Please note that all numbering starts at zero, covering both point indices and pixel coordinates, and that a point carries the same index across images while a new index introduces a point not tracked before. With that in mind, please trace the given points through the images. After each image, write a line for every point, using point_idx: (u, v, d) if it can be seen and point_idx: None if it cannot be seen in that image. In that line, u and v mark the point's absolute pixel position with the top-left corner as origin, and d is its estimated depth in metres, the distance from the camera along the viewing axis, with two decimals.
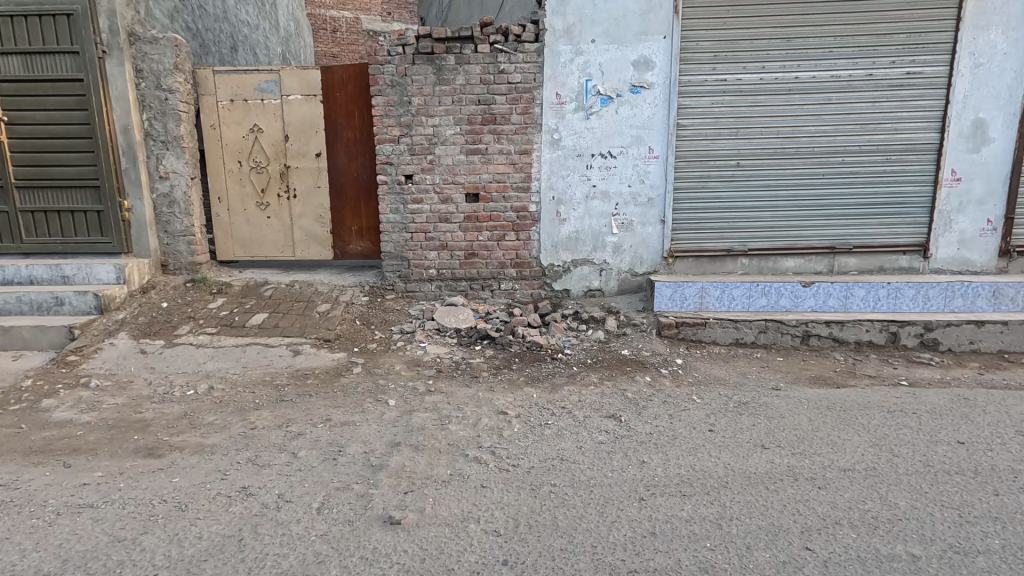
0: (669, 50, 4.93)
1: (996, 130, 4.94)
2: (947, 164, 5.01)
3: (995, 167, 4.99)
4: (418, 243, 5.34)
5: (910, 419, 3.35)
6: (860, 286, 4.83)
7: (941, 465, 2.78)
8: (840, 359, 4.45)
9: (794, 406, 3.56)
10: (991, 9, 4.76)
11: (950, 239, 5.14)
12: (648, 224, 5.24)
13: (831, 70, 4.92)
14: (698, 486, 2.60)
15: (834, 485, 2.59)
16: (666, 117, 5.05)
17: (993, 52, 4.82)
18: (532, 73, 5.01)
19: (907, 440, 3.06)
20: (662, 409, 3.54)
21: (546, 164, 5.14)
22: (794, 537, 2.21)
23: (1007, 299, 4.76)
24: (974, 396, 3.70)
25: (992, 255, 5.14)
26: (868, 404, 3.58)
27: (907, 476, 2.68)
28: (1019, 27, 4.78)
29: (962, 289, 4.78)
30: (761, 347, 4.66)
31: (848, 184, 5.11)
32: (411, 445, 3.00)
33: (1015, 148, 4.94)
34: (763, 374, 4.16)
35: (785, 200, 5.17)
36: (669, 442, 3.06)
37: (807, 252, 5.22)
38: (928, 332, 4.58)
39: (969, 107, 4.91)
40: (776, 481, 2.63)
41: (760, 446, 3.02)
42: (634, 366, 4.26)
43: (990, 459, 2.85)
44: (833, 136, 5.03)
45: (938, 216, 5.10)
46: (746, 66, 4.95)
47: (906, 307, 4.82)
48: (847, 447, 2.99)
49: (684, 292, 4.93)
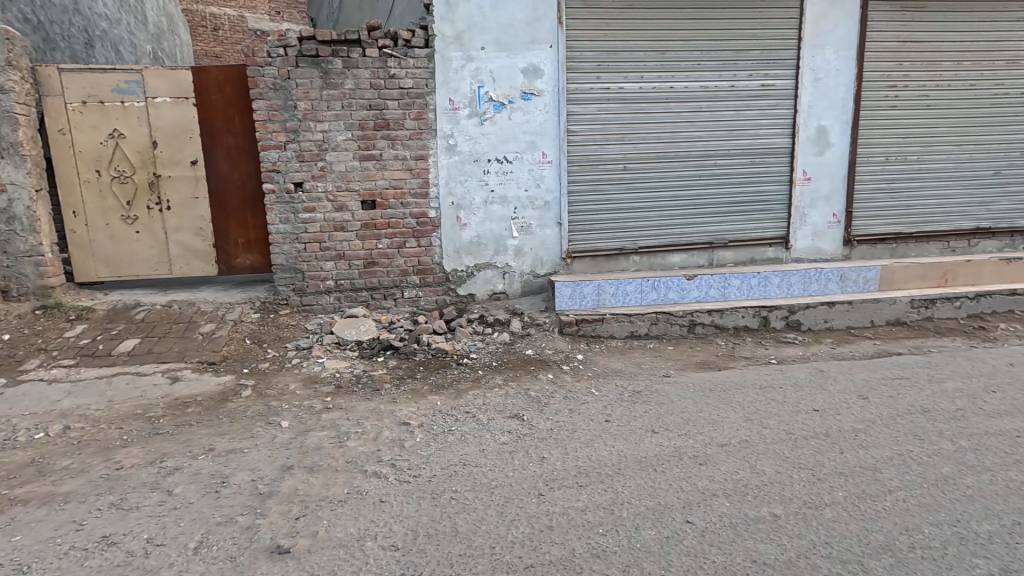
0: (556, 59, 5.14)
1: (835, 136, 5.69)
2: (799, 166, 5.69)
3: (836, 168, 5.75)
4: (312, 254, 5.10)
5: (777, 393, 3.75)
6: (736, 277, 5.34)
7: (800, 432, 3.14)
8: (721, 344, 4.89)
9: (682, 391, 3.85)
10: (825, 31, 5.48)
11: (805, 232, 5.84)
12: (547, 226, 5.40)
13: (700, 82, 5.40)
14: (593, 476, 2.72)
15: (712, 461, 2.83)
16: (556, 123, 5.25)
17: (829, 68, 5.55)
18: (424, 78, 4.99)
19: (774, 413, 3.42)
20: (563, 404, 3.66)
21: (443, 169, 5.13)
22: (677, 513, 2.38)
23: (853, 282, 5.48)
24: (829, 368, 4.23)
25: (838, 244, 5.90)
26: (743, 383, 3.96)
27: (772, 445, 2.99)
28: (847, 47, 5.54)
29: (817, 275, 5.44)
30: (653, 338, 4.99)
31: (720, 184, 5.63)
32: (305, 467, 2.84)
33: (850, 151, 5.72)
34: (655, 363, 4.46)
35: (669, 200, 5.58)
36: (569, 436, 3.18)
37: (689, 248, 5.68)
38: (792, 314, 5.17)
39: (813, 116, 5.62)
40: (663, 463, 2.82)
41: (651, 431, 3.23)
42: (537, 365, 4.37)
43: (839, 422, 3.26)
44: (705, 141, 5.52)
45: (795, 212, 5.77)
46: (627, 75, 5.28)
47: (774, 293, 5.39)
48: (724, 424, 3.28)
49: (583, 291, 5.15)
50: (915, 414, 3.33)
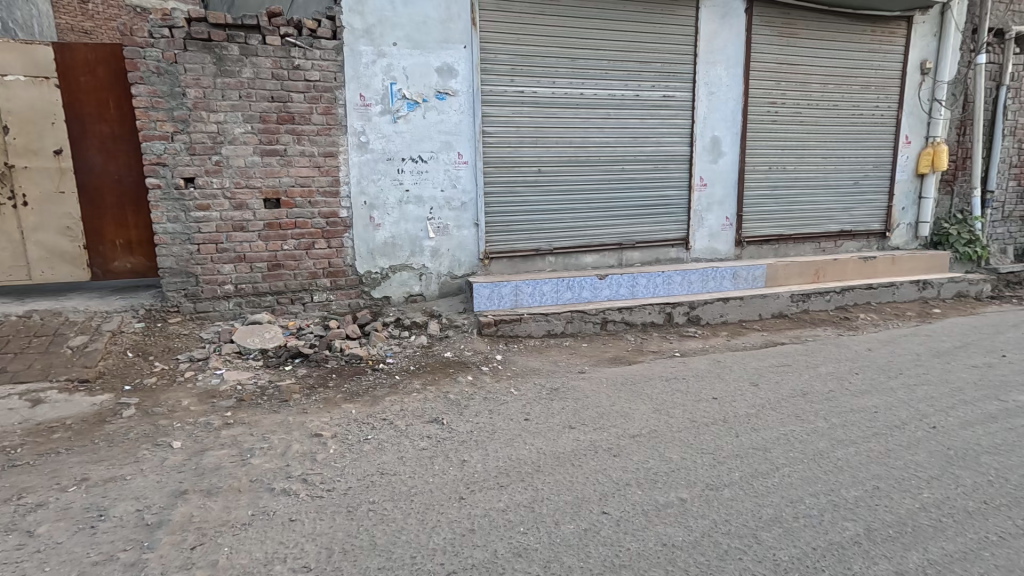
0: (470, 60, 5.14)
1: (727, 146, 6.22)
2: (697, 173, 6.15)
3: (728, 175, 6.29)
4: (207, 256, 4.66)
5: (682, 384, 4.03)
6: (643, 275, 5.65)
7: (701, 419, 3.39)
8: (631, 339, 5.16)
9: (596, 386, 4.01)
10: (716, 49, 5.96)
11: (703, 234, 6.32)
12: (463, 227, 5.38)
13: (608, 90, 5.65)
14: (514, 475, 2.74)
15: (625, 451, 2.97)
16: (471, 124, 5.24)
17: (720, 84, 6.06)
18: (332, 72, 4.75)
19: (679, 402, 3.67)
20: (483, 405, 3.66)
21: (354, 168, 4.92)
22: (594, 505, 2.47)
23: (743, 279, 6.02)
24: (725, 358, 4.62)
25: (731, 245, 6.46)
26: (652, 376, 4.21)
27: (678, 433, 3.20)
28: (735, 65, 6.08)
29: (714, 274, 5.91)
30: (568, 336, 5.16)
31: (628, 188, 5.94)
32: (201, 490, 2.58)
33: (739, 160, 6.29)
34: (571, 360, 4.60)
35: (581, 203, 5.78)
36: (489, 437, 3.18)
37: (601, 249, 5.93)
38: (692, 310, 5.58)
39: (708, 127, 6.10)
40: (580, 457, 2.92)
41: (568, 426, 3.32)
42: (457, 367, 4.33)
43: (735, 407, 3.57)
44: (613, 147, 5.79)
45: (693, 215, 6.23)
46: (539, 80, 5.39)
47: (677, 291, 5.78)
48: (635, 416, 3.46)
49: (501, 291, 5.19)
50: (796, 397, 3.73)
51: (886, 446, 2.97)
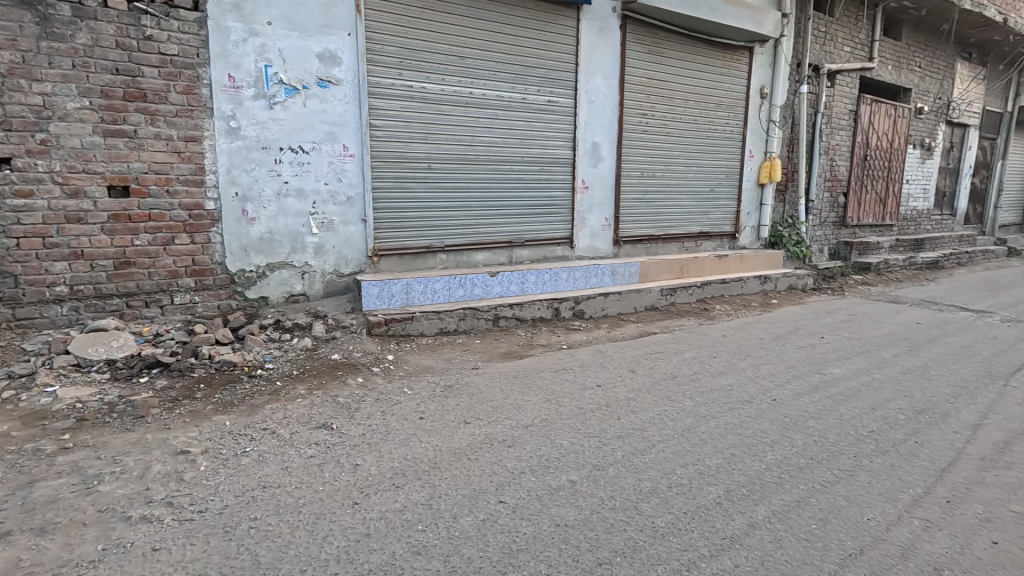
0: (355, 48, 4.92)
1: (605, 152, 6.68)
2: (580, 175, 6.53)
3: (607, 179, 6.76)
4: (31, 252, 3.92)
5: (569, 374, 4.26)
6: (532, 273, 5.87)
7: (587, 405, 3.63)
8: (522, 334, 5.34)
9: (489, 381, 4.08)
10: (595, 60, 6.37)
11: (585, 233, 6.74)
12: (350, 223, 5.14)
13: (496, 91, 5.77)
14: (410, 475, 2.70)
15: (519, 442, 3.08)
16: (357, 115, 5.02)
17: (599, 93, 6.48)
18: (193, 47, 4.25)
19: (567, 391, 3.89)
20: (375, 407, 3.54)
21: (223, 155, 4.46)
22: (490, 495, 2.52)
23: (621, 275, 6.51)
24: (607, 349, 4.97)
25: (610, 244, 6.96)
26: (542, 368, 4.40)
27: (567, 420, 3.39)
28: (612, 76, 6.55)
29: (596, 271, 6.33)
30: (461, 333, 5.19)
31: (516, 188, 6.12)
32: (32, 529, 2.18)
33: (616, 165, 6.79)
34: (465, 357, 4.63)
35: (471, 201, 5.83)
36: (382, 439, 3.09)
37: (491, 246, 6.03)
38: (577, 305, 5.92)
39: (588, 133, 6.50)
40: (476, 451, 2.96)
41: (463, 422, 3.35)
42: (345, 370, 4.13)
43: (616, 393, 3.87)
44: (502, 147, 5.92)
45: (577, 215, 6.61)
46: (428, 75, 5.34)
47: (563, 286, 6.10)
48: (528, 407, 3.60)
49: (391, 289, 5.05)
50: (667, 380, 4.15)
51: (739, 418, 3.42)
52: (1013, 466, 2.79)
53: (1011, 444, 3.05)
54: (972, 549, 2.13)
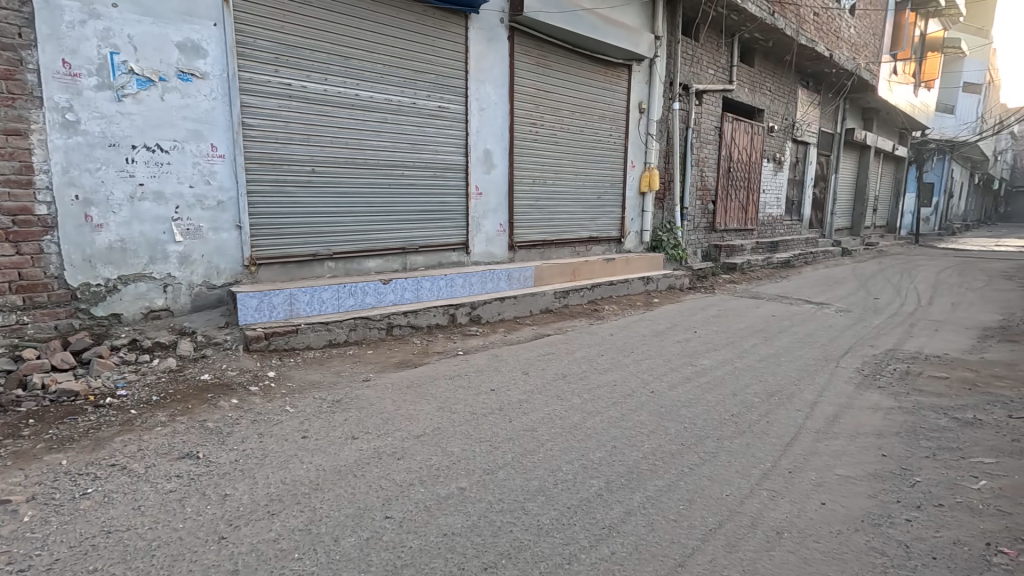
0: (222, 40, 4.54)
1: (497, 159, 6.80)
2: (473, 181, 6.58)
3: (499, 185, 6.88)
4: None
5: (464, 380, 4.26)
6: (427, 279, 5.79)
7: (480, 410, 3.65)
8: (417, 342, 5.24)
9: (381, 392, 3.95)
10: (484, 69, 6.48)
11: (480, 239, 6.79)
12: (221, 230, 4.72)
13: (384, 94, 5.64)
14: (287, 500, 2.52)
15: (409, 453, 3.01)
16: (227, 113, 4.64)
17: (489, 101, 6.59)
18: (14, 25, 3.65)
19: (461, 398, 3.88)
20: (251, 429, 3.26)
21: (58, 152, 3.87)
22: (376, 512, 2.43)
23: (516, 279, 6.66)
24: (502, 352, 5.05)
25: (505, 249, 7.09)
26: (437, 376, 4.35)
27: (460, 427, 3.37)
28: (501, 85, 6.70)
29: (491, 275, 6.40)
30: (352, 344, 4.98)
31: (408, 193, 6.02)
32: None
33: (508, 172, 6.94)
34: (356, 369, 4.44)
35: (360, 206, 5.62)
36: (258, 463, 2.86)
37: (383, 253, 5.86)
38: (474, 310, 5.96)
39: (480, 139, 6.58)
40: (362, 467, 2.84)
41: (351, 437, 3.20)
42: (217, 391, 3.77)
43: (509, 396, 3.93)
44: (392, 152, 5.79)
45: (471, 221, 6.65)
46: (308, 74, 5.09)
47: (459, 292, 6.09)
48: (420, 416, 3.53)
49: (272, 301, 4.69)
50: (558, 379, 4.31)
51: (621, 411, 3.64)
52: (839, 435, 3.26)
53: (839, 416, 3.57)
54: (806, 511, 2.45)
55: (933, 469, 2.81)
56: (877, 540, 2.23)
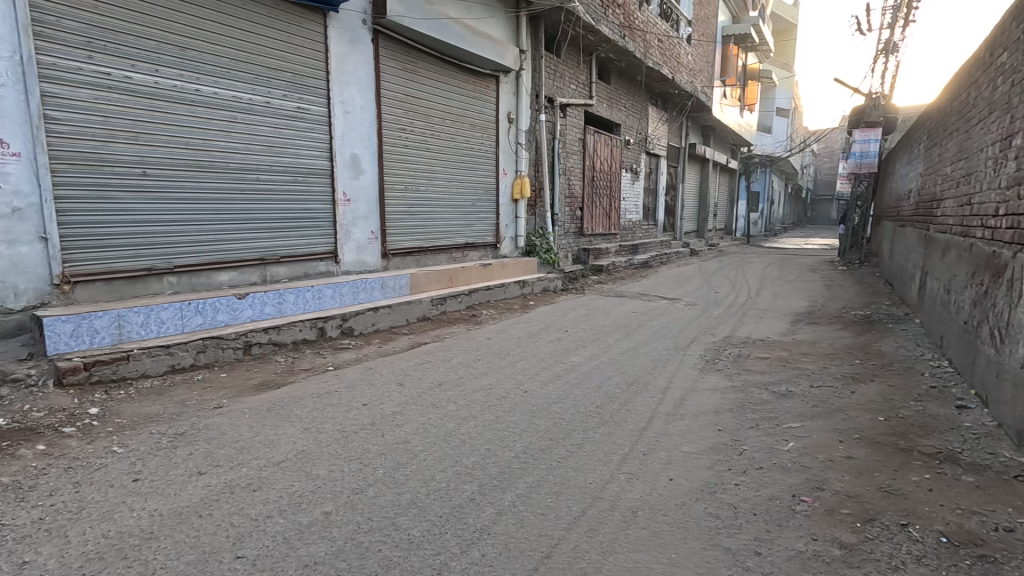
0: (12, 17, 3.82)
1: (366, 164, 6.56)
2: (339, 187, 6.27)
3: (369, 192, 6.64)
4: None
5: (333, 397, 4.03)
6: (290, 291, 5.38)
7: (350, 427, 3.47)
8: (280, 360, 4.84)
9: (236, 419, 3.57)
10: (347, 71, 6.22)
11: (350, 247, 6.49)
12: (18, 243, 3.93)
13: (231, 91, 5.14)
14: (110, 556, 2.16)
15: (267, 482, 2.76)
16: (22, 103, 3.89)
17: (354, 104, 6.34)
18: None
19: (329, 416, 3.65)
20: (65, 479, 2.75)
21: None
22: (225, 553, 2.19)
23: (390, 288, 6.46)
24: (376, 364, 4.86)
25: (378, 257, 6.85)
26: (302, 395, 4.05)
27: (327, 448, 3.17)
28: (367, 88, 6.47)
29: (363, 285, 6.15)
30: (201, 367, 4.45)
31: (266, 200, 5.55)
32: None
33: (378, 178, 6.72)
34: (205, 395, 3.96)
35: (207, 213, 5.06)
36: (73, 518, 2.42)
37: (238, 265, 5.35)
38: (345, 322, 5.66)
39: (346, 144, 6.30)
40: (210, 505, 2.54)
41: (196, 473, 2.85)
42: (17, 438, 3.12)
43: (383, 409, 3.80)
44: (245, 154, 5.31)
45: (340, 229, 6.33)
46: (134, 64, 4.47)
47: (328, 304, 5.75)
48: (281, 441, 3.25)
49: (93, 325, 4.02)
50: (434, 388, 4.26)
51: (494, 414, 3.71)
52: (685, 416, 3.66)
53: (685, 399, 4.00)
54: (657, 489, 2.70)
55: (757, 438, 3.27)
56: (713, 506, 2.53)
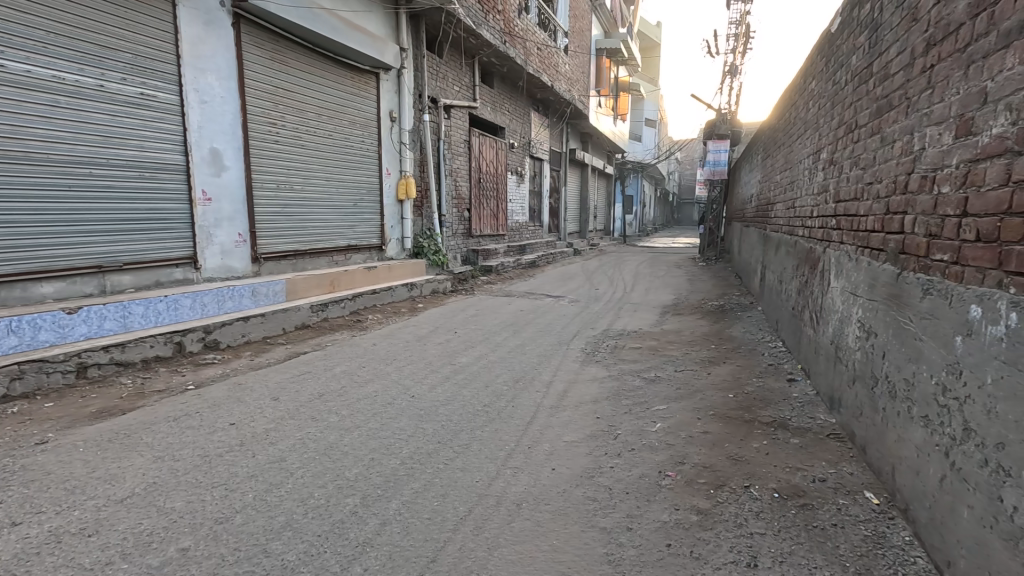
0: None
1: (229, 160, 5.97)
2: (197, 185, 5.64)
3: (234, 190, 6.05)
4: None
5: (194, 419, 3.60)
6: (139, 302, 4.73)
7: (214, 451, 3.13)
8: (127, 382, 4.22)
9: (66, 454, 3.05)
10: (203, 56, 5.62)
11: (213, 251, 5.87)
12: None
13: (50, 69, 4.41)
14: None
15: (107, 524, 2.39)
16: None
17: (212, 93, 5.74)
18: None
19: (188, 441, 3.26)
20: None
21: None
22: None
23: (262, 295, 5.95)
24: (246, 379, 4.44)
25: (247, 262, 6.27)
26: (154, 420, 3.57)
27: (185, 476, 2.83)
28: (228, 77, 5.90)
29: (230, 293, 5.58)
30: (17, 398, 3.74)
31: (103, 198, 4.83)
32: None
33: (244, 176, 6.16)
34: (24, 430, 3.33)
35: (22, 213, 4.29)
36: None
37: (66, 274, 4.58)
38: (208, 335, 5.09)
39: (204, 137, 5.68)
40: (29, 559, 2.14)
41: (10, 524, 2.38)
42: None
43: (254, 427, 3.48)
44: (72, 145, 4.57)
45: (199, 231, 5.69)
46: None
47: (187, 315, 5.14)
48: (126, 475, 2.83)
49: None
50: (313, 400, 4.00)
51: (380, 421, 3.58)
52: (567, 407, 3.85)
53: (568, 391, 4.20)
54: (540, 479, 2.81)
55: (629, 422, 3.54)
56: (591, 490, 2.69)
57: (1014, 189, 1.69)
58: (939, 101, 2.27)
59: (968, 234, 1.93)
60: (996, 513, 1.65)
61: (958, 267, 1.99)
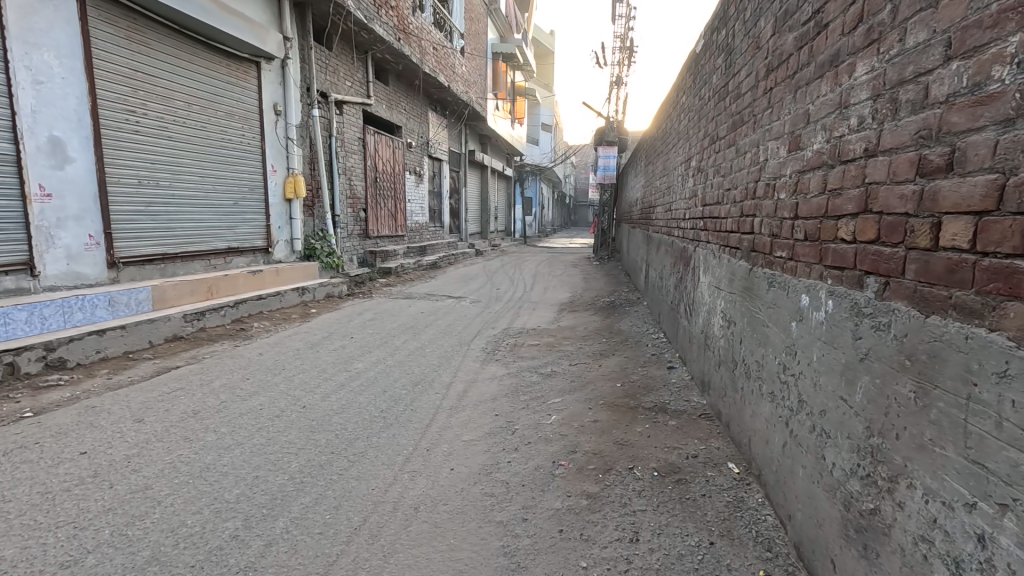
0: None
1: (75, 151, 5.20)
2: (32, 179, 4.84)
3: (82, 186, 5.29)
4: None
5: (32, 451, 3.09)
6: None
7: (58, 486, 2.71)
8: None
9: None
10: (37, 29, 4.84)
11: (57, 256, 5.08)
12: None
13: None
14: None
15: None
16: None
17: (50, 73, 4.97)
18: None
19: (24, 477, 2.79)
20: None
21: None
22: None
23: (122, 305, 5.26)
24: (102, 401, 3.90)
25: (101, 268, 5.51)
26: None
27: (19, 519, 2.42)
28: (71, 56, 5.14)
29: (79, 303, 4.86)
30: None
31: None
32: None
33: (95, 169, 5.40)
34: None
35: None
36: None
37: None
38: (51, 352, 4.39)
39: (41, 124, 4.90)
40: None
41: None
42: None
43: (112, 454, 3.07)
44: None
45: (36, 232, 4.89)
46: None
47: (22, 331, 4.40)
48: None
49: None
50: (186, 419, 3.62)
51: (265, 436, 3.34)
52: (466, 407, 3.87)
53: (467, 391, 4.23)
54: (438, 481, 2.80)
55: (526, 417, 3.66)
56: (488, 486, 2.74)
57: (829, 197, 2.00)
58: (777, 119, 2.62)
59: (799, 234, 2.25)
60: (821, 470, 1.95)
61: (792, 263, 2.31)
